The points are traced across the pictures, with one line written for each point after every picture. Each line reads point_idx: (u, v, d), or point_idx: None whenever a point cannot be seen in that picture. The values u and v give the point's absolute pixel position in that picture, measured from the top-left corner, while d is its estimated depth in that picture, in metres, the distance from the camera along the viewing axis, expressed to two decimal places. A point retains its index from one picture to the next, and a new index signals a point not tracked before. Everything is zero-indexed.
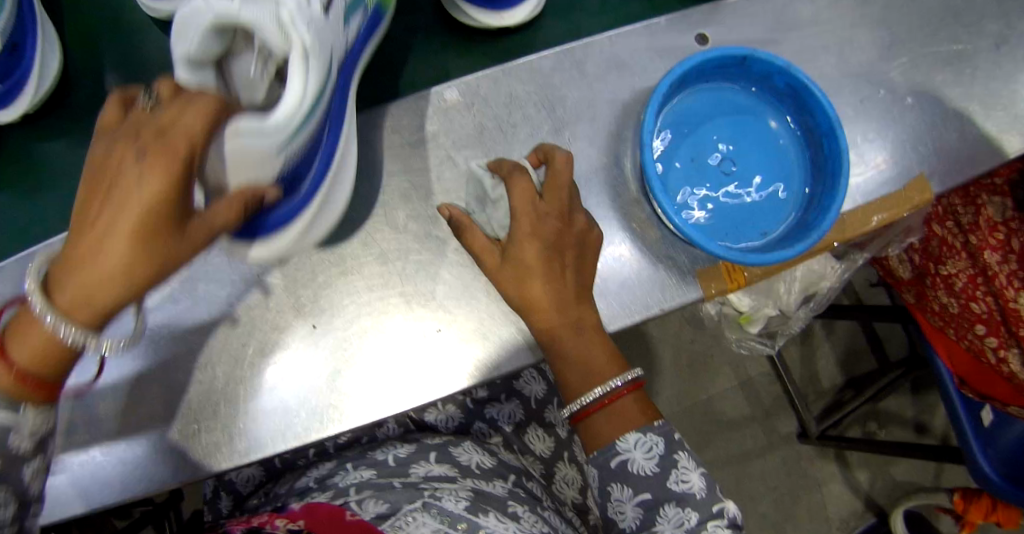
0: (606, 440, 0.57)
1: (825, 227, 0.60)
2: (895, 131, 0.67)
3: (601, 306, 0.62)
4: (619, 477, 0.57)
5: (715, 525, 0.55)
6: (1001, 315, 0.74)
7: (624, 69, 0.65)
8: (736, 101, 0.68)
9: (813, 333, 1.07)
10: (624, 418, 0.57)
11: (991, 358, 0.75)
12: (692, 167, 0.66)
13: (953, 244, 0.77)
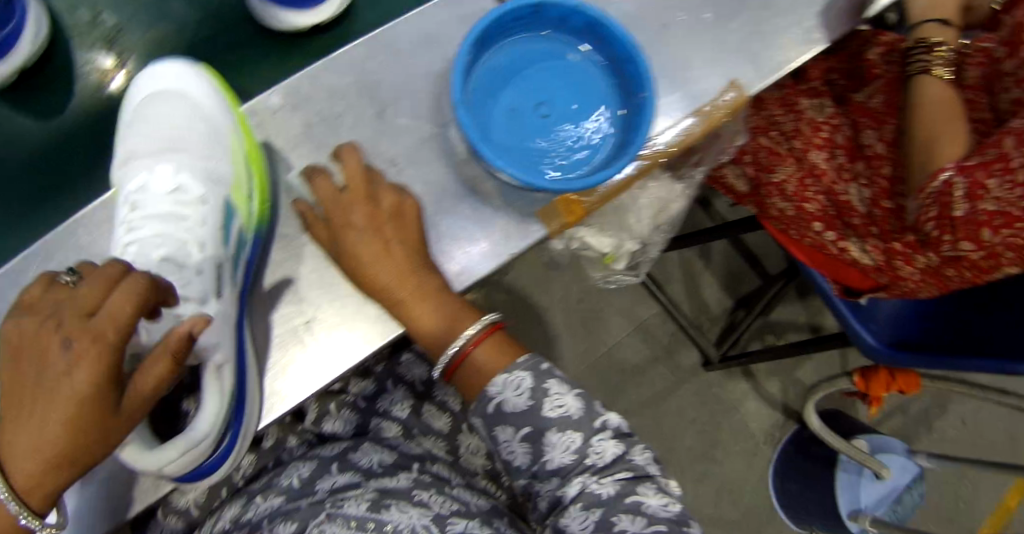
0: (481, 386, 0.56)
1: (638, 146, 0.54)
2: (730, 33, 0.61)
3: (443, 271, 0.56)
4: (499, 421, 0.55)
5: (599, 440, 0.55)
6: (832, 210, 0.77)
7: (434, 42, 0.58)
8: (529, 49, 0.60)
9: (693, 264, 1.10)
10: (489, 359, 0.56)
11: (835, 251, 0.77)
12: (507, 121, 0.59)
13: (779, 152, 0.79)
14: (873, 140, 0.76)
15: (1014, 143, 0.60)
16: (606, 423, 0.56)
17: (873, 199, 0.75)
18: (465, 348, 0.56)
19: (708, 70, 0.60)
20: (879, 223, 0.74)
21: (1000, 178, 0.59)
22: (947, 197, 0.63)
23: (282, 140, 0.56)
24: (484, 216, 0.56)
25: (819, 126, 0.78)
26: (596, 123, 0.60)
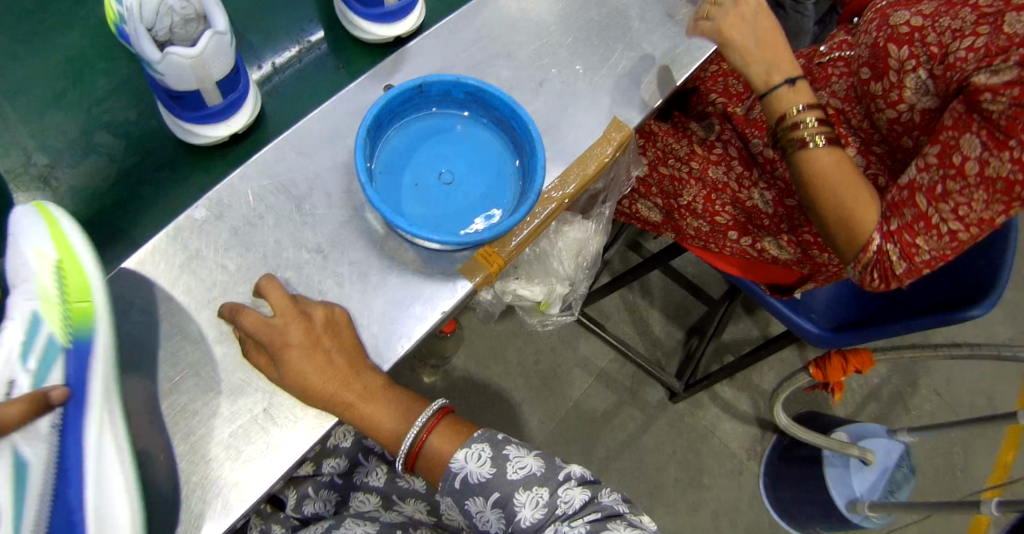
0: (443, 465, 0.57)
1: (538, 186, 0.59)
2: (607, 79, 0.68)
3: (376, 346, 0.57)
4: (467, 493, 0.56)
5: (566, 491, 0.55)
6: (743, 216, 0.82)
7: (337, 134, 0.62)
8: (427, 126, 0.66)
9: (638, 304, 1.13)
10: (447, 438, 0.57)
11: (755, 254, 0.84)
12: (417, 193, 0.63)
13: (680, 176, 0.83)
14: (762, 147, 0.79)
15: (928, 203, 0.63)
16: (570, 473, 0.56)
17: (775, 200, 0.79)
18: (423, 436, 0.56)
19: (589, 114, 0.66)
20: (788, 219, 0.80)
21: (925, 235, 0.64)
22: (885, 262, 0.66)
23: (210, 251, 0.57)
24: (419, 287, 0.59)
25: (709, 147, 0.82)
26: (501, 177, 0.65)
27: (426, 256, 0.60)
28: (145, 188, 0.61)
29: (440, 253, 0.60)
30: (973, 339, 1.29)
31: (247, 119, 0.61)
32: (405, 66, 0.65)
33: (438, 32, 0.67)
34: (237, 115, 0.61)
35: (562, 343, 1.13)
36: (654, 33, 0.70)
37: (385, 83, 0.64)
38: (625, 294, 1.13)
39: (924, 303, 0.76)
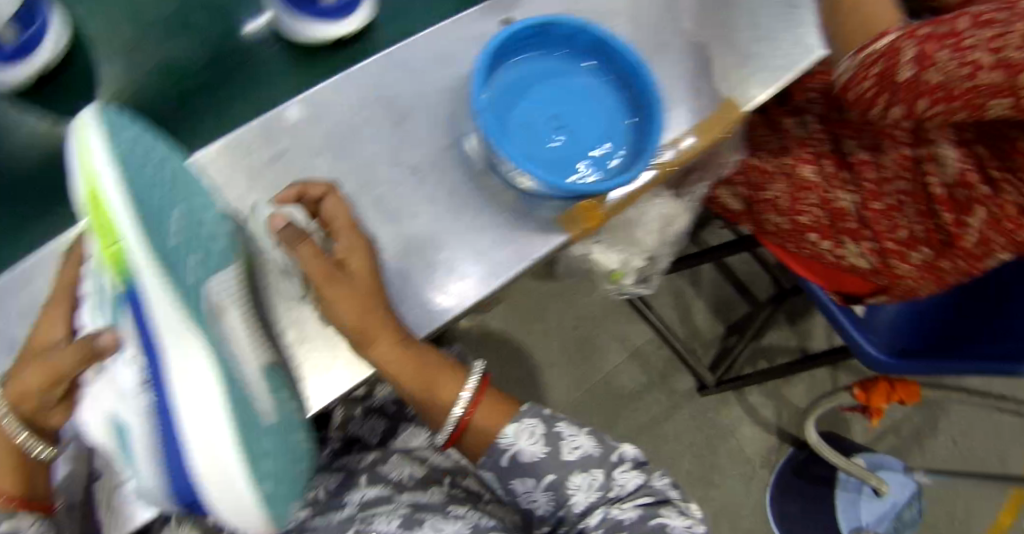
0: (487, 436, 0.54)
1: (653, 149, 0.60)
2: (720, 53, 0.67)
3: (458, 268, 0.58)
4: (517, 472, 0.53)
5: (621, 475, 0.53)
6: (827, 219, 0.78)
7: (448, 60, 0.63)
8: (539, 65, 0.63)
9: (683, 289, 1.10)
10: (490, 407, 0.55)
11: (832, 258, 0.81)
12: (525, 132, 0.60)
13: (768, 170, 0.80)
14: (857, 148, 0.74)
15: (970, 21, 0.55)
16: (624, 455, 0.54)
17: (863, 204, 0.75)
18: (467, 403, 0.54)
19: (695, 89, 0.66)
20: (872, 226, 0.75)
21: (950, 48, 0.56)
22: (894, 61, 0.59)
23: (311, 146, 0.59)
24: (515, 224, 0.60)
25: (804, 142, 0.78)
26: (611, 133, 0.63)
27: (520, 198, 0.61)
28: (250, 68, 0.60)
29: (535, 198, 0.61)
30: (1001, 393, 1.28)
31: (356, 27, 0.60)
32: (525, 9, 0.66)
33: None
34: (348, 21, 0.59)
35: (603, 314, 1.11)
36: (786, 7, 0.67)
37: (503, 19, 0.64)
38: (672, 280, 1.10)
39: (986, 350, 0.72)
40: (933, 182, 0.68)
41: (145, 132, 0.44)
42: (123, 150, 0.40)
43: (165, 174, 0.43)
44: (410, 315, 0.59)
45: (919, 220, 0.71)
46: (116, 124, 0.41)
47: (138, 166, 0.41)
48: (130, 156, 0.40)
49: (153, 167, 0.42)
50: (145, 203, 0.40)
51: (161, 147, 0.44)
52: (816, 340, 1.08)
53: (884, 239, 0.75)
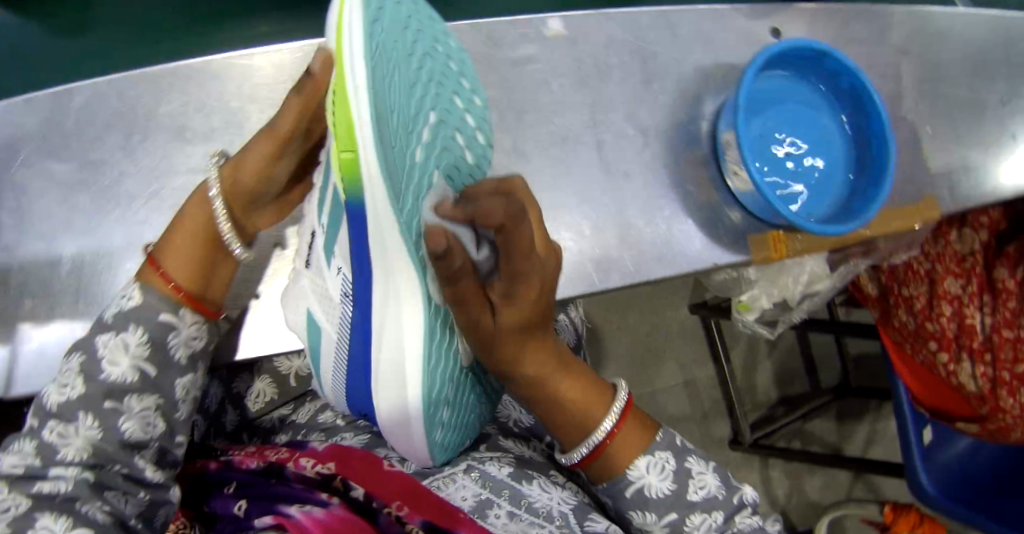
0: (614, 469, 0.47)
1: (869, 216, 0.58)
2: (943, 149, 0.67)
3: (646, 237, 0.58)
4: (635, 504, 0.47)
5: (743, 518, 0.48)
6: (955, 332, 0.71)
7: (713, 41, 0.61)
8: (796, 89, 0.63)
9: (759, 345, 1.08)
10: (625, 442, 0.47)
11: (941, 375, 0.72)
12: (758, 144, 0.60)
13: (918, 269, 0.73)
14: (1007, 276, 0.72)
15: None
16: (745, 499, 0.49)
17: (994, 327, 0.71)
18: (607, 432, 0.46)
19: (910, 171, 0.66)
20: (993, 350, 0.71)
21: None
22: None
23: (560, 66, 0.58)
24: (709, 220, 0.60)
25: (957, 257, 0.74)
26: (827, 182, 0.62)
27: (721, 197, 0.61)
28: None
29: (736, 204, 0.60)
30: None
31: None
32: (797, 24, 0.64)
33: (838, 14, 0.66)
34: None
35: (679, 333, 1.06)
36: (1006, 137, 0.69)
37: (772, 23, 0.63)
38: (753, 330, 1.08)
39: None
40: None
41: (402, 16, 0.38)
42: (375, 60, 0.37)
43: (427, 74, 0.39)
44: (579, 256, 0.57)
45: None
46: (372, 22, 0.37)
47: (390, 80, 0.37)
48: (382, 68, 0.37)
49: (409, 71, 0.38)
50: (385, 122, 0.37)
51: (426, 34, 0.39)
52: (851, 444, 1.10)
53: (1001, 367, 0.70)
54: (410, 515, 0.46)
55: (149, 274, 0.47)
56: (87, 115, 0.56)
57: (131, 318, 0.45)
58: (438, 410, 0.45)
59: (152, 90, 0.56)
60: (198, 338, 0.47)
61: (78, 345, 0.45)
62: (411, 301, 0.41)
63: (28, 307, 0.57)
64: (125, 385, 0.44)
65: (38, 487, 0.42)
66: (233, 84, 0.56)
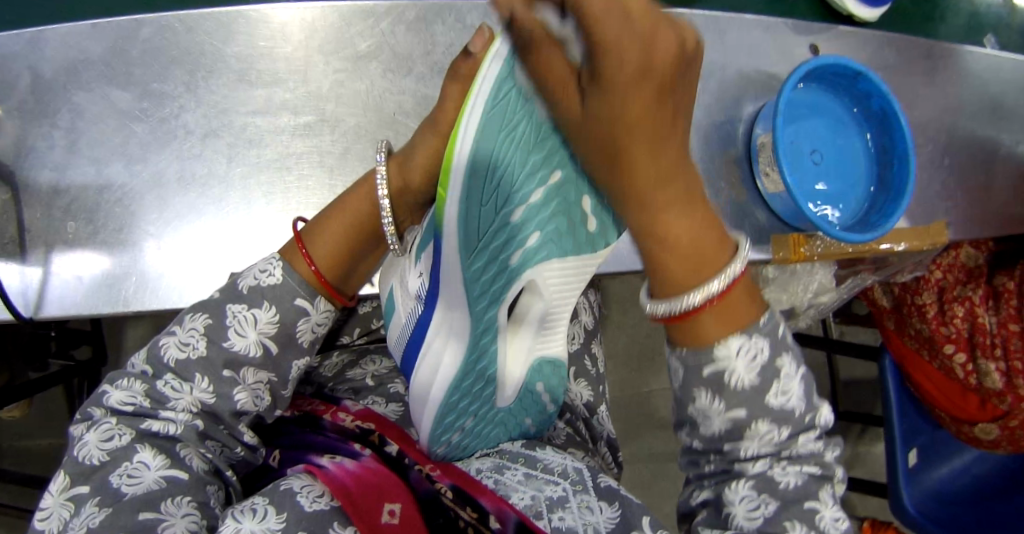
0: (698, 343, 0.35)
1: (889, 228, 0.61)
2: (950, 178, 0.72)
3: None
4: (708, 387, 0.35)
5: (807, 439, 0.37)
6: (967, 333, 0.74)
7: (756, 51, 0.65)
8: (831, 107, 0.66)
9: None
10: (723, 311, 0.34)
11: (960, 378, 0.74)
12: (791, 151, 0.63)
13: (930, 279, 0.77)
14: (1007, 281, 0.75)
15: None
16: (817, 419, 0.37)
17: (1002, 323, 0.73)
18: (703, 302, 0.34)
19: (918, 197, 0.71)
20: (1005, 344, 0.73)
21: None
22: None
23: None
24: (737, 218, 0.63)
25: (962, 270, 0.79)
26: (849, 194, 0.66)
27: (750, 198, 0.64)
28: None
29: (764, 205, 0.64)
30: None
31: None
32: (832, 45, 0.69)
33: (867, 44, 0.71)
34: None
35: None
36: (1011, 172, 0.74)
37: (812, 41, 0.68)
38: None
39: None
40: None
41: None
42: (497, 107, 0.31)
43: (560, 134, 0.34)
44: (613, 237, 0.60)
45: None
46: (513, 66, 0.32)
47: (503, 133, 0.32)
48: (506, 114, 0.32)
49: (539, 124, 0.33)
50: (483, 173, 0.31)
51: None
52: None
53: (1015, 360, 0.72)
54: (441, 476, 0.46)
55: (293, 253, 0.48)
56: (154, 48, 0.57)
57: (267, 295, 0.46)
58: (448, 432, 0.45)
59: (222, 32, 0.57)
60: (323, 324, 0.48)
61: (207, 305, 0.46)
62: (460, 326, 0.38)
63: (71, 230, 0.56)
64: (246, 359, 0.45)
65: (149, 425, 0.44)
66: (302, 34, 0.58)
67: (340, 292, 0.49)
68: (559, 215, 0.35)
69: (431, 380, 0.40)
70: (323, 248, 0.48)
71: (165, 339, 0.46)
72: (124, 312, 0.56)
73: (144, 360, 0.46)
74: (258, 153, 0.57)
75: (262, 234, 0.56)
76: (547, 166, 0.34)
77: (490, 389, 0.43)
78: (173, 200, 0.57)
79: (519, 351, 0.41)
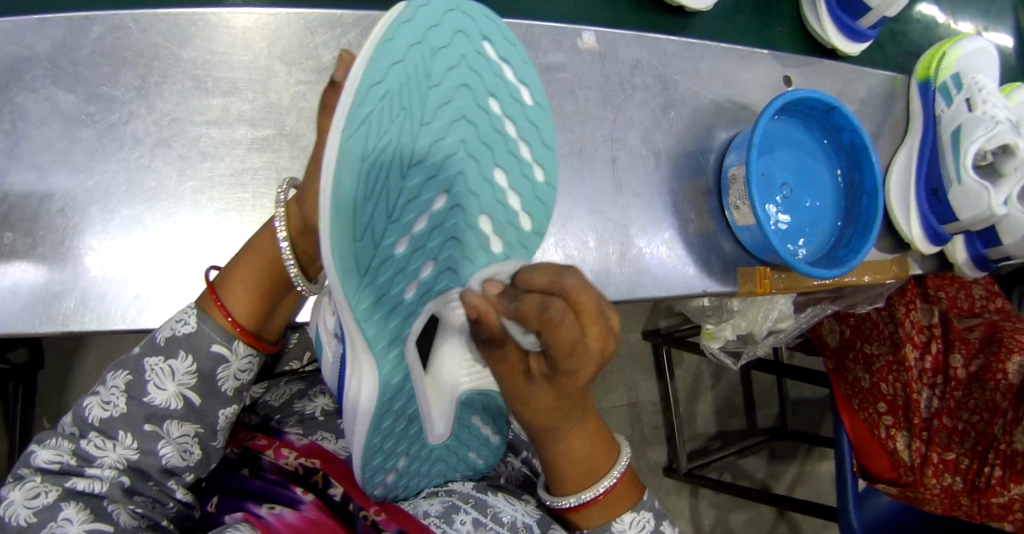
0: (600, 522, 0.43)
1: (854, 264, 0.61)
2: None
3: (643, 245, 0.60)
4: None
5: None
6: (902, 401, 0.76)
7: (729, 80, 0.64)
8: (802, 140, 0.66)
9: (704, 376, 1.12)
10: (609, 508, 0.42)
11: (881, 436, 0.77)
12: (761, 182, 0.63)
13: (883, 331, 0.80)
14: (960, 365, 0.77)
15: None
16: None
17: (938, 412, 0.76)
18: (594, 500, 0.41)
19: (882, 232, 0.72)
20: (931, 433, 0.75)
21: None
22: None
23: (588, 79, 0.59)
24: (703, 247, 0.62)
25: (921, 328, 0.80)
26: (817, 227, 0.66)
27: (717, 228, 0.63)
28: None
29: (732, 236, 0.63)
30: None
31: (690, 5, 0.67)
32: (803, 75, 0.69)
33: (836, 76, 0.71)
34: None
35: (630, 354, 1.07)
36: None
37: (785, 72, 0.68)
38: (700, 362, 1.13)
39: None
40: (1007, 438, 0.69)
41: (426, 81, 0.34)
42: (359, 133, 0.31)
43: (442, 152, 0.35)
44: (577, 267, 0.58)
45: (974, 457, 0.72)
46: (371, 86, 0.31)
47: (367, 159, 0.31)
48: (367, 143, 0.31)
49: (410, 147, 0.33)
50: (352, 215, 0.32)
51: (455, 103, 0.35)
52: (779, 483, 1.15)
53: (934, 449, 0.75)
54: (386, 522, 0.46)
55: (207, 302, 0.46)
56: (106, 49, 0.54)
57: (182, 345, 0.44)
58: (381, 473, 0.44)
59: (179, 34, 0.54)
60: (247, 371, 0.46)
61: (127, 361, 0.45)
62: (367, 364, 0.38)
63: (6, 240, 0.52)
64: (167, 412, 0.44)
65: (74, 483, 0.43)
66: (264, 41, 0.55)
67: (262, 338, 0.47)
68: (452, 241, 0.38)
69: (354, 424, 0.39)
70: (237, 297, 0.45)
71: (88, 399, 0.44)
72: (62, 332, 0.52)
73: (70, 422, 0.45)
74: (207, 167, 0.54)
75: (207, 250, 0.54)
76: (430, 194, 0.35)
77: (415, 429, 0.43)
78: (110, 212, 0.53)
79: (444, 401, 0.43)
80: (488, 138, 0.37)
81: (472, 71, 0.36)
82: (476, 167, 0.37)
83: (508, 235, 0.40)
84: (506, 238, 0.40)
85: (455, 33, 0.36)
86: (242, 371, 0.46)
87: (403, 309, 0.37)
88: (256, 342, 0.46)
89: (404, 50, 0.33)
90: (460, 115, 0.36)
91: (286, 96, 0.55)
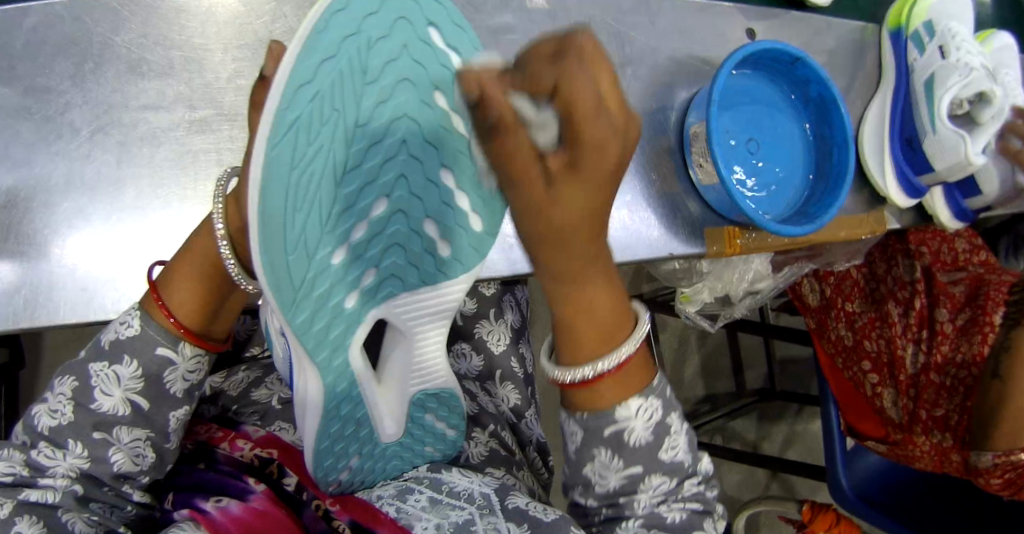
0: (604, 405, 0.36)
1: (825, 220, 0.59)
2: None
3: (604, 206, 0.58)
4: (611, 446, 0.37)
5: (691, 486, 0.40)
6: (887, 357, 0.76)
7: (688, 35, 0.62)
8: (768, 95, 0.64)
9: (689, 340, 1.11)
10: (620, 384, 0.36)
11: (867, 394, 0.77)
12: (725, 139, 0.61)
13: (863, 287, 0.81)
14: (946, 319, 0.75)
15: None
16: (698, 468, 0.41)
17: (924, 368, 0.74)
18: (606, 372, 0.35)
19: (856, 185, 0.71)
20: (919, 389, 0.74)
21: None
22: None
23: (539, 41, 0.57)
24: (668, 208, 0.61)
25: (903, 285, 0.79)
26: (787, 183, 0.64)
27: (681, 187, 0.61)
28: None
29: (697, 195, 0.61)
30: None
31: None
32: (767, 26, 0.66)
33: (801, 27, 0.69)
34: None
35: None
36: None
37: (747, 24, 0.65)
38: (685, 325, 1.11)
39: None
40: (991, 389, 0.68)
41: (361, 78, 0.30)
42: (286, 147, 0.28)
43: (380, 156, 0.32)
44: None
45: (962, 411, 0.71)
46: (298, 91, 0.28)
47: (297, 167, 0.29)
48: (296, 152, 0.29)
49: (344, 155, 0.30)
50: (283, 230, 0.30)
51: (395, 100, 0.32)
52: (770, 442, 1.14)
53: (922, 406, 0.73)
54: (340, 511, 0.45)
55: (151, 302, 0.44)
56: (38, 39, 0.52)
57: (127, 349, 0.43)
58: (334, 472, 0.43)
59: (111, 18, 0.52)
60: (196, 371, 0.45)
61: (72, 367, 0.44)
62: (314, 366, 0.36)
63: None
64: (115, 419, 0.43)
65: (27, 495, 0.41)
66: (197, 18, 0.53)
67: (209, 337, 0.46)
68: (396, 247, 0.36)
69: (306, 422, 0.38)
70: (179, 295, 0.44)
71: (37, 407, 0.44)
72: (15, 331, 0.51)
73: (22, 431, 0.44)
74: (148, 151, 0.53)
75: (152, 229, 0.52)
76: (367, 200, 0.33)
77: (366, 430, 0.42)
78: (53, 204, 0.52)
79: (391, 399, 0.42)
80: (433, 138, 0.33)
81: (415, 61, 0.32)
82: (420, 169, 0.34)
83: (457, 238, 0.37)
84: (456, 242, 0.37)
85: (395, 21, 0.31)
86: (189, 370, 0.45)
87: (347, 318, 0.36)
88: (202, 342, 0.44)
89: (340, 39, 0.29)
90: (401, 114, 0.32)
91: (222, 70, 0.54)
